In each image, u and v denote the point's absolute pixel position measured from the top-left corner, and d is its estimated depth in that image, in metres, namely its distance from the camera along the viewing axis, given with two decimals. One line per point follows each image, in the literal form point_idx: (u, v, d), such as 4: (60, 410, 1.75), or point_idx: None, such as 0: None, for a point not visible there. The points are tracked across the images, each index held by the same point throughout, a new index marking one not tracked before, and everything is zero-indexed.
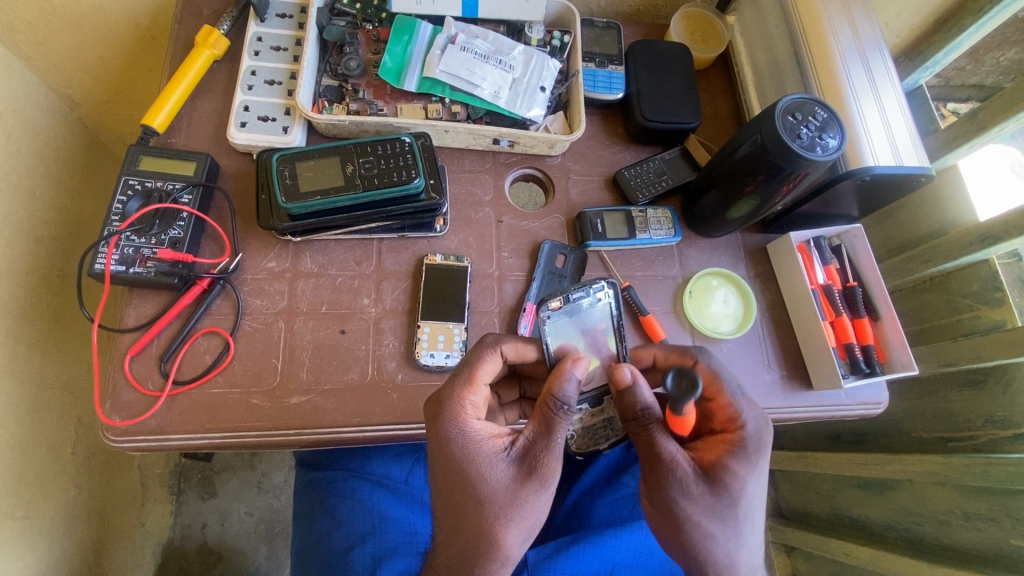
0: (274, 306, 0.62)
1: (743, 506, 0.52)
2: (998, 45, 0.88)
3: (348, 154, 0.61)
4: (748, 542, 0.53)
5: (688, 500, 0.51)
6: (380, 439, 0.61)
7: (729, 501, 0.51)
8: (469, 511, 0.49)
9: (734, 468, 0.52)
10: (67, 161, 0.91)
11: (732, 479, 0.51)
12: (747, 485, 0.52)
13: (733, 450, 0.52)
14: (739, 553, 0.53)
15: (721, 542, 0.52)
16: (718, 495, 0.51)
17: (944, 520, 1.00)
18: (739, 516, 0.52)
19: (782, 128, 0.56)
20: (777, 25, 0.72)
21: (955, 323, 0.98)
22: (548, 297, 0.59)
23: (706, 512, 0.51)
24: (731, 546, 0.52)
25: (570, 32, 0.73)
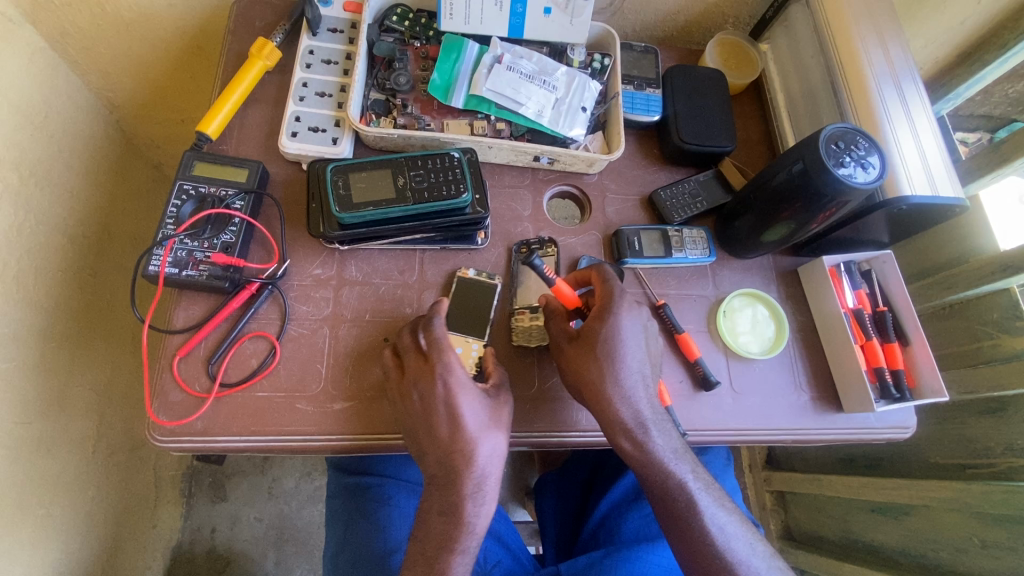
0: (320, 312, 0.63)
1: (620, 349, 0.58)
2: (1008, 77, 0.89)
3: (399, 167, 0.62)
4: (630, 389, 0.57)
5: (574, 349, 0.59)
6: None
7: (596, 350, 0.57)
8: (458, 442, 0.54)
9: (604, 318, 0.58)
10: (103, 162, 0.92)
11: (595, 333, 0.58)
12: (621, 332, 0.58)
13: (603, 307, 0.58)
14: (631, 391, 0.58)
15: (597, 388, 0.57)
16: (587, 346, 0.58)
17: (960, 547, 1.00)
18: (621, 355, 0.58)
19: (825, 156, 0.57)
20: (812, 54, 0.74)
21: (975, 350, 0.99)
22: (517, 243, 0.70)
23: (580, 360, 0.58)
24: (622, 386, 0.57)
25: (610, 55, 0.76)
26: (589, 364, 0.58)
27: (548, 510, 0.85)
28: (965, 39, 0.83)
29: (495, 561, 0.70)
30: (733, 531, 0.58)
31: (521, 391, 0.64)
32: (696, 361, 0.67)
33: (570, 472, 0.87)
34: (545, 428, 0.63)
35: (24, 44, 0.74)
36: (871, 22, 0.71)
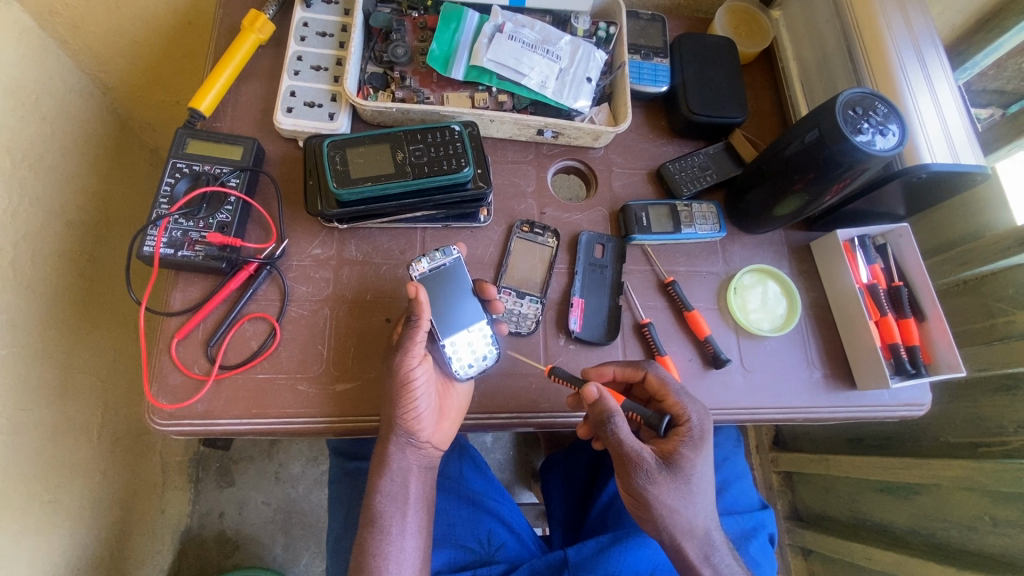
0: (320, 293, 0.62)
1: (693, 493, 0.53)
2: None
3: (398, 141, 0.59)
4: (706, 518, 0.54)
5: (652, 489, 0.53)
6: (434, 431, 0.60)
7: (689, 480, 0.53)
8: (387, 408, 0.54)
9: (674, 452, 0.54)
10: (98, 146, 0.91)
11: (687, 463, 0.53)
12: (694, 474, 0.53)
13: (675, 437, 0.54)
14: (698, 525, 0.54)
15: (682, 516, 0.53)
16: (681, 476, 0.53)
17: (971, 526, 1.01)
18: (692, 494, 0.53)
19: (841, 121, 0.54)
20: (827, 20, 0.71)
21: (989, 327, 0.98)
22: (519, 221, 0.68)
23: (669, 493, 0.53)
24: (695, 520, 0.54)
25: (616, 24, 0.73)
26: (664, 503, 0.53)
27: (554, 494, 0.84)
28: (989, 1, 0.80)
29: (500, 544, 0.68)
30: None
31: (528, 372, 0.62)
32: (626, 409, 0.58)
33: (577, 451, 0.85)
34: (553, 406, 0.62)
35: (12, 23, 0.72)
36: None
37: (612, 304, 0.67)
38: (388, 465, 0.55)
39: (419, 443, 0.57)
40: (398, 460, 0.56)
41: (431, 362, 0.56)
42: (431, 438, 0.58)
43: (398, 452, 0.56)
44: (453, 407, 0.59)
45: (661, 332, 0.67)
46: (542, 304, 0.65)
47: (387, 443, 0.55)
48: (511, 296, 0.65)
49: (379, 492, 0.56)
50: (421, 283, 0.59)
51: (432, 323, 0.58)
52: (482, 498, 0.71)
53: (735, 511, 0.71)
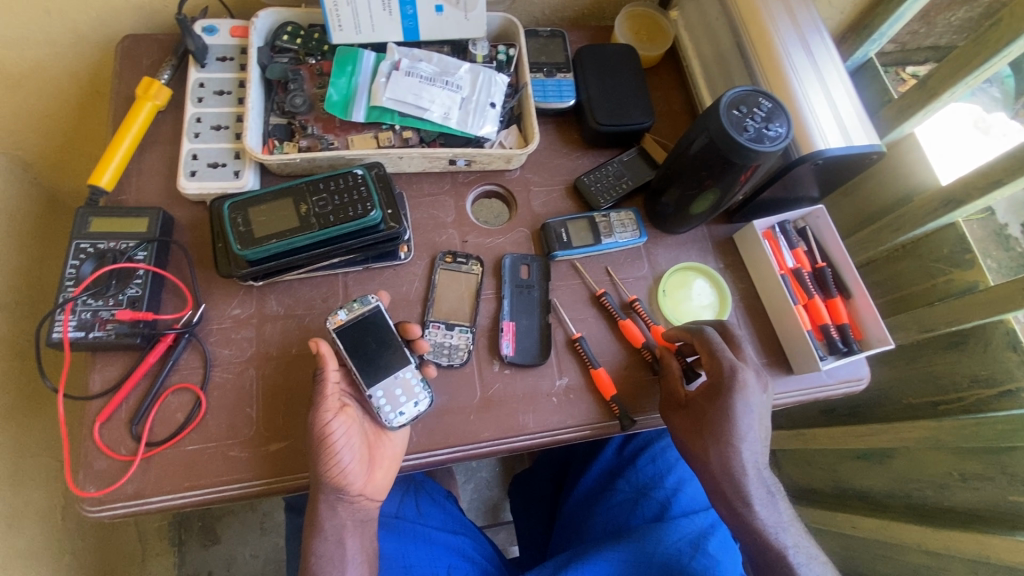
0: (243, 354, 0.61)
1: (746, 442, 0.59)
2: (947, 7, 0.94)
3: (300, 194, 0.59)
4: (749, 462, 0.60)
5: (716, 443, 0.59)
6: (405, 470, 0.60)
7: (724, 431, 0.59)
8: (314, 466, 0.54)
9: (726, 407, 0.59)
10: (40, 204, 0.87)
11: (710, 414, 0.59)
12: (744, 424, 0.59)
13: (718, 393, 0.59)
14: (754, 466, 0.60)
15: (721, 460, 0.60)
16: (703, 426, 0.60)
17: (942, 483, 1.02)
18: (746, 441, 0.59)
19: (727, 123, 0.54)
20: (717, 18, 0.73)
21: (930, 288, 1.00)
22: (442, 252, 0.68)
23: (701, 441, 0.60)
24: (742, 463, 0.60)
25: (515, 45, 0.74)
26: (721, 454, 0.60)
27: (521, 515, 0.84)
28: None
29: None
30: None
31: (464, 403, 0.62)
32: (614, 396, 0.63)
33: (541, 468, 0.85)
34: (494, 436, 0.61)
35: None
36: None
37: (542, 323, 0.67)
38: (319, 525, 0.56)
39: (351, 497, 0.57)
40: (330, 519, 0.56)
41: (352, 413, 0.56)
42: (366, 488, 0.58)
43: (328, 510, 0.56)
44: (387, 455, 0.58)
45: (594, 345, 0.67)
46: (473, 334, 0.64)
47: (318, 502, 0.56)
48: (441, 330, 0.64)
49: (317, 553, 0.56)
50: (337, 336, 0.59)
51: (355, 374, 0.59)
52: (439, 535, 0.70)
53: (692, 511, 0.69)
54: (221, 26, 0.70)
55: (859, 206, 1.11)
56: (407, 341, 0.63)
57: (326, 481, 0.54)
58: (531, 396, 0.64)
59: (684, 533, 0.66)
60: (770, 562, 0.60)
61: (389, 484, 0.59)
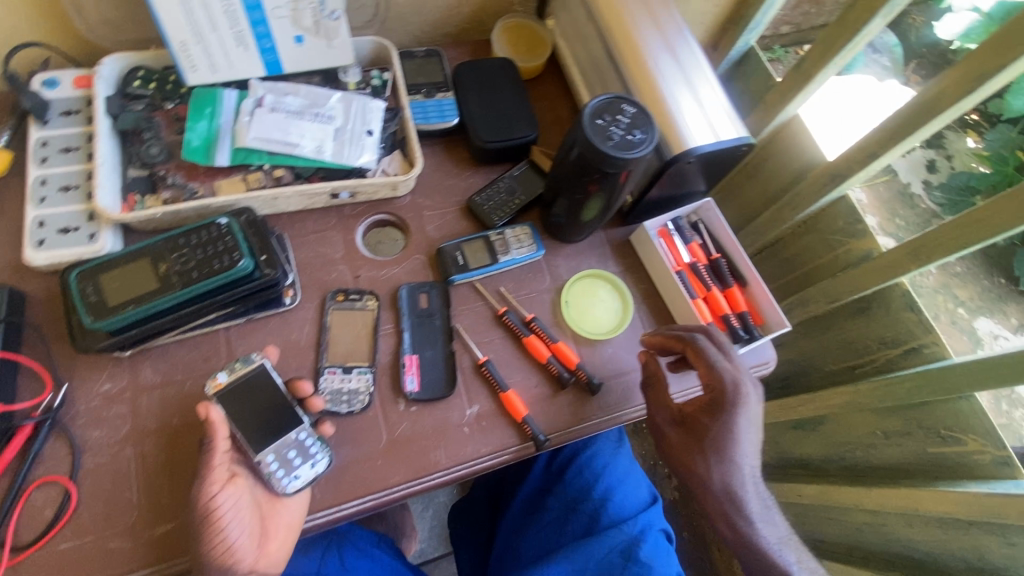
0: (118, 433, 0.56)
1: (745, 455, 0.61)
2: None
3: (159, 252, 0.55)
4: (747, 474, 0.61)
5: (715, 453, 0.60)
6: (316, 529, 0.57)
7: (721, 444, 0.60)
8: (196, 545, 0.49)
9: (725, 421, 0.60)
10: None
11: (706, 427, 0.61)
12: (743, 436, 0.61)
13: (720, 408, 0.60)
14: (751, 479, 0.62)
15: (724, 475, 0.61)
16: (699, 437, 0.61)
17: (869, 443, 1.07)
18: (743, 454, 0.61)
19: (592, 133, 0.54)
20: (586, 23, 0.72)
21: (833, 259, 1.04)
22: (333, 290, 0.65)
23: (703, 456, 0.61)
24: (744, 476, 0.61)
25: (389, 69, 0.73)
26: (722, 469, 0.61)
27: (462, 543, 0.81)
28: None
29: None
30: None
31: (369, 449, 0.59)
32: (524, 417, 0.62)
33: (477, 494, 0.83)
34: (403, 479, 0.59)
35: None
36: None
37: (445, 351, 0.65)
38: None
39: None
40: None
41: (241, 483, 0.53)
42: (258, 564, 0.53)
43: None
44: (282, 524, 0.54)
45: (502, 367, 0.65)
46: (372, 373, 0.62)
47: None
48: (338, 375, 0.61)
49: None
50: (218, 402, 0.55)
51: (240, 437, 0.55)
52: None
53: (620, 520, 0.70)
54: (62, 77, 0.65)
55: (761, 188, 1.14)
56: (299, 400, 0.59)
57: (211, 560, 0.50)
58: (440, 430, 0.61)
59: (613, 544, 0.66)
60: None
61: (286, 556, 0.55)
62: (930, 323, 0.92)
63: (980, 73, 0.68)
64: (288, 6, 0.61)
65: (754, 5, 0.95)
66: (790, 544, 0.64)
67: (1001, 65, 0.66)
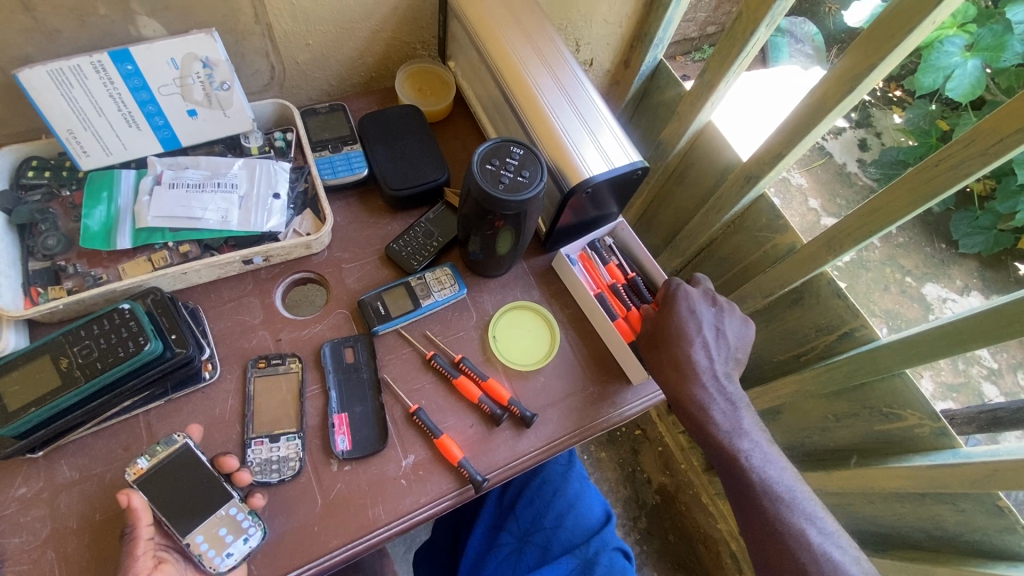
0: (37, 537, 0.54)
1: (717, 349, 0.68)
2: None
3: (60, 347, 0.54)
4: (704, 362, 0.67)
5: (680, 351, 0.66)
6: None
7: (685, 333, 0.67)
8: None
9: (678, 314, 0.67)
10: None
11: (682, 315, 0.67)
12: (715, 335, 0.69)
13: (671, 303, 0.68)
14: (708, 372, 0.67)
15: (685, 362, 0.66)
16: (674, 330, 0.67)
17: (823, 427, 1.10)
18: (699, 343, 0.67)
19: (482, 179, 0.55)
20: (480, 65, 0.75)
21: (763, 255, 1.07)
22: (254, 357, 0.64)
23: (668, 351, 0.67)
24: (690, 367, 0.66)
25: (292, 129, 0.74)
26: (675, 359, 0.66)
27: None
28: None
29: None
30: (803, 495, 0.66)
31: (304, 516, 0.59)
32: (461, 461, 0.62)
33: (437, 538, 0.82)
34: (342, 541, 0.58)
35: None
36: (516, 20, 0.72)
37: (375, 404, 0.65)
38: None
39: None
40: None
41: (168, 569, 0.52)
42: None
43: None
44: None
45: (434, 412, 0.65)
46: (300, 439, 0.61)
47: None
48: (267, 445, 0.61)
49: None
50: (140, 488, 0.53)
51: (167, 522, 0.53)
52: None
53: (570, 547, 0.71)
54: None
55: (689, 193, 1.18)
56: (227, 475, 0.58)
57: None
58: (376, 485, 0.61)
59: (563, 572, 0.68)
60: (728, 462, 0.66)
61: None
62: (858, 308, 0.94)
63: (855, 72, 0.72)
64: (175, 81, 0.62)
65: (654, 23, 1.00)
66: (754, 439, 0.67)
67: (872, 63, 0.70)
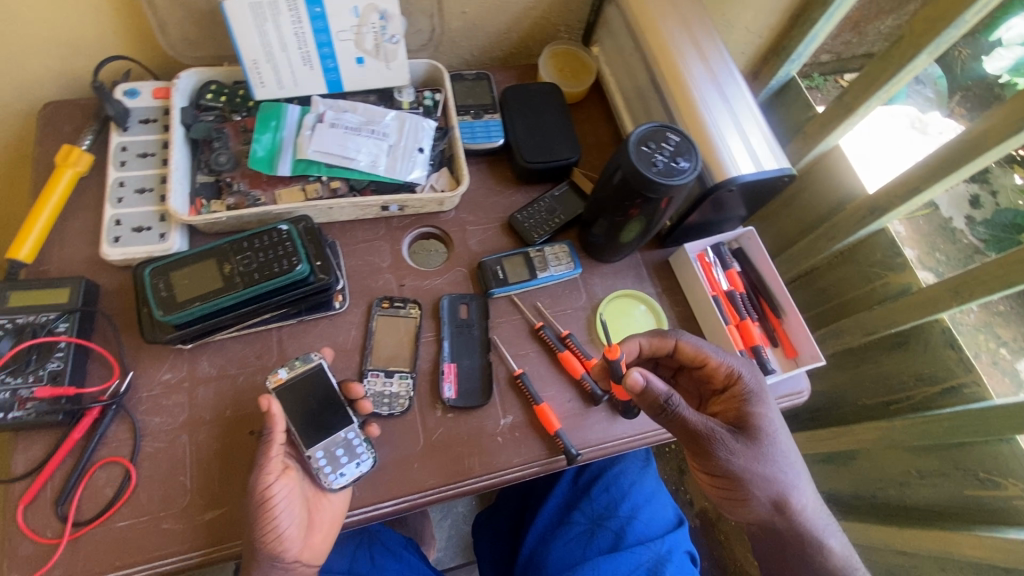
0: (175, 421, 0.59)
1: (777, 437, 0.59)
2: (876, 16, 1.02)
3: (224, 254, 0.59)
4: (789, 457, 0.59)
5: (770, 447, 0.58)
6: (356, 523, 0.59)
7: (769, 431, 0.59)
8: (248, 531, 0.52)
9: (755, 403, 0.60)
10: None
11: (761, 408, 0.60)
12: (772, 419, 0.60)
13: (746, 394, 0.60)
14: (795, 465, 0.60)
15: (773, 459, 0.58)
16: (760, 431, 0.58)
17: (902, 481, 1.04)
18: (782, 438, 0.60)
19: (637, 160, 0.56)
20: (632, 52, 0.75)
21: (870, 292, 1.03)
22: (379, 298, 0.68)
23: (756, 454, 0.57)
24: (777, 463, 0.58)
25: (441, 90, 0.76)
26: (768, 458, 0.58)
27: (484, 550, 0.83)
28: (793, 3, 0.95)
29: None
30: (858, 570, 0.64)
31: (407, 451, 0.62)
32: (558, 431, 0.63)
33: (501, 507, 0.85)
34: (438, 482, 0.61)
35: None
36: (676, 12, 0.72)
37: (482, 362, 0.67)
38: None
39: (286, 564, 0.54)
40: None
41: (293, 476, 0.55)
42: (303, 555, 0.55)
43: None
44: (326, 518, 0.57)
45: (536, 380, 0.67)
46: (412, 379, 0.64)
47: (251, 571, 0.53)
48: (382, 378, 0.64)
49: None
50: (277, 396, 0.58)
51: (294, 433, 0.58)
52: None
53: (644, 539, 0.71)
54: (142, 88, 0.70)
55: (796, 217, 1.15)
56: (349, 399, 0.61)
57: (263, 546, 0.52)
58: (475, 438, 0.63)
59: (638, 562, 0.68)
60: (801, 542, 0.61)
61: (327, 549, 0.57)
62: (971, 362, 0.90)
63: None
64: (352, 29, 0.66)
65: (796, 38, 0.97)
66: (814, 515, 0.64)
67: None
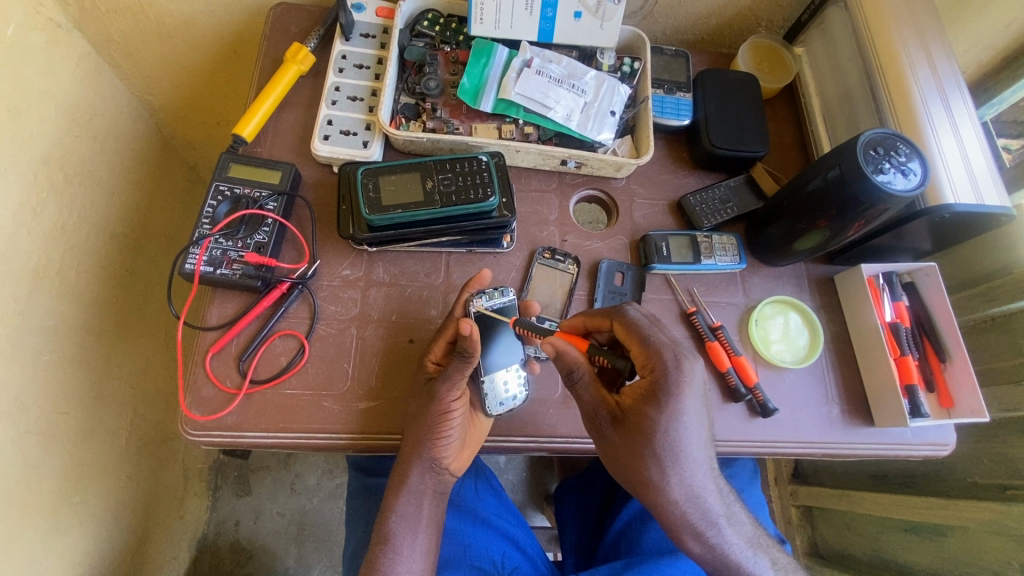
0: (348, 313, 0.64)
1: (688, 444, 0.53)
2: None
3: (428, 170, 0.62)
4: (684, 474, 0.53)
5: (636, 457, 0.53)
6: (490, 448, 0.63)
7: (646, 442, 0.53)
8: (416, 429, 0.58)
9: (652, 406, 0.53)
10: (146, 157, 0.91)
11: (641, 416, 0.53)
12: (670, 425, 0.52)
13: (653, 395, 0.53)
14: (696, 485, 0.53)
15: (651, 471, 0.53)
16: (631, 433, 0.54)
17: (997, 571, 0.85)
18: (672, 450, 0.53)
19: (864, 162, 0.56)
20: (852, 59, 0.72)
21: (1016, 367, 0.89)
22: (541, 249, 0.69)
23: (648, 459, 0.53)
24: (675, 477, 0.53)
25: (640, 59, 0.76)
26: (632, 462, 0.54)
27: (568, 516, 0.86)
28: None
29: (514, 566, 0.70)
30: None
31: (546, 396, 0.63)
32: None
33: (592, 479, 0.87)
34: (569, 432, 0.62)
35: (72, 48, 0.73)
36: (913, 25, 0.68)
37: None
38: (407, 484, 0.60)
39: (439, 467, 0.61)
40: (416, 482, 0.60)
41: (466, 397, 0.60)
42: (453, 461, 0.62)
43: (419, 472, 0.60)
44: (475, 435, 0.63)
45: None
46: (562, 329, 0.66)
47: (412, 465, 0.59)
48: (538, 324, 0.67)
49: (397, 513, 0.60)
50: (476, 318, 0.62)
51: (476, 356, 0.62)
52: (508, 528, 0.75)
53: None
54: (368, 5, 0.74)
55: None
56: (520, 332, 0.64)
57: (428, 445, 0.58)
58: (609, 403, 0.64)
59: None
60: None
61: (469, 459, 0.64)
62: None
63: None
64: None
65: None
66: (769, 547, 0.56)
67: None
